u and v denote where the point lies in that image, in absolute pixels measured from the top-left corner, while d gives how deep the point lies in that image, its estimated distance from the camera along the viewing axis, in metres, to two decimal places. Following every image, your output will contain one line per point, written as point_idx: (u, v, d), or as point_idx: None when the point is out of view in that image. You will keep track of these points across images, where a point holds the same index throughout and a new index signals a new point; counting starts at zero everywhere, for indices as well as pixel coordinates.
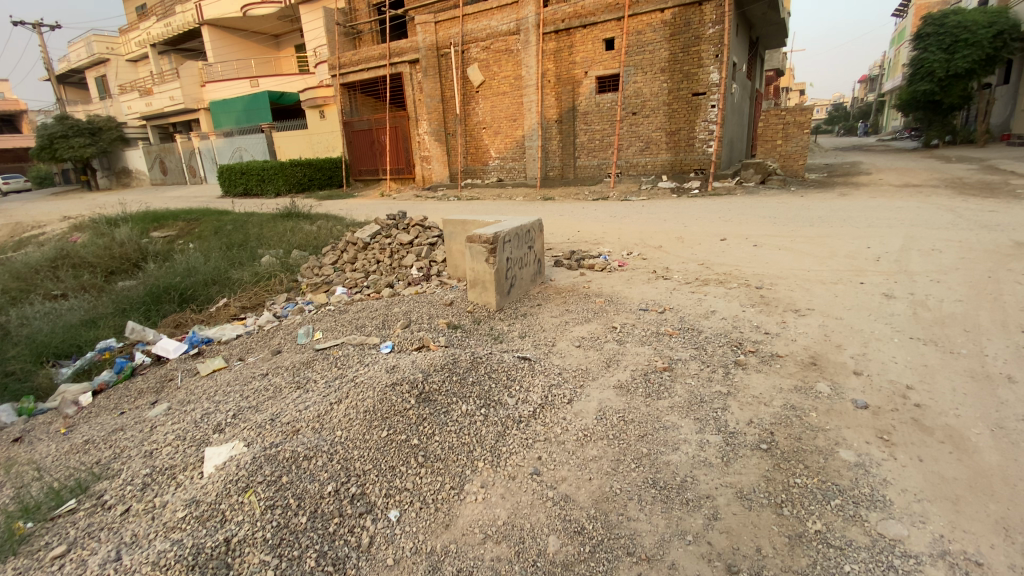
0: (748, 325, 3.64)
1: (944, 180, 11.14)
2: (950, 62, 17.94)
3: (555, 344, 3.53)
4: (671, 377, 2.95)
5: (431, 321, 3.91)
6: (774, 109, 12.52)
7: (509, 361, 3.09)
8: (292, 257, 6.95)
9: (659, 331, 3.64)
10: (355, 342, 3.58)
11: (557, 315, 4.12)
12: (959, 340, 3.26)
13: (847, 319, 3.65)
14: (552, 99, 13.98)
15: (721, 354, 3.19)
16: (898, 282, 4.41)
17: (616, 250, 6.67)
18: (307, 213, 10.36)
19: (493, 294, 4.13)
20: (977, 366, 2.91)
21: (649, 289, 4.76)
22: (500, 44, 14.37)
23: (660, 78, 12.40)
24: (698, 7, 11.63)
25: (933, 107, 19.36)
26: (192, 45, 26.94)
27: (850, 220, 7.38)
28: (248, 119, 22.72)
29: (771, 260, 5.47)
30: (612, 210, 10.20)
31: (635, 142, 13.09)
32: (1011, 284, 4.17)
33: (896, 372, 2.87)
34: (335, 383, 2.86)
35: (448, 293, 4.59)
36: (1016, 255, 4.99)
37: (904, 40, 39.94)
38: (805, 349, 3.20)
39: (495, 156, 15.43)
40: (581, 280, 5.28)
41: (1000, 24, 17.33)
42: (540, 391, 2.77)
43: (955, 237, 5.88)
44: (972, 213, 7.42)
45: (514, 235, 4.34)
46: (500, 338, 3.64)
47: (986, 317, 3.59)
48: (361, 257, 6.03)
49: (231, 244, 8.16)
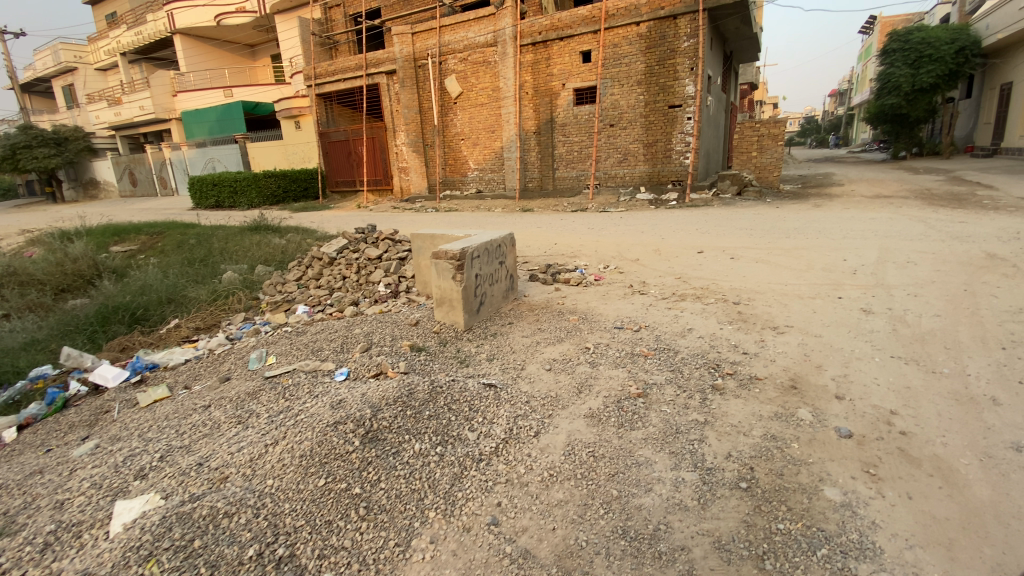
0: (725, 344, 3.48)
1: (915, 191, 11.33)
2: (915, 77, 18.45)
3: (524, 366, 3.32)
4: (644, 404, 2.76)
5: (393, 343, 3.66)
6: (748, 122, 12.63)
7: (473, 389, 2.87)
8: (256, 273, 6.62)
9: (634, 352, 3.46)
10: (307, 369, 3.32)
11: (528, 335, 3.91)
12: (940, 358, 3.15)
13: (826, 337, 3.52)
14: (530, 111, 13.90)
15: (697, 377, 3.01)
16: (875, 296, 4.32)
17: (592, 263, 6.53)
18: (276, 226, 10.02)
19: (460, 313, 3.89)
20: (961, 387, 2.79)
21: (625, 305, 4.59)
22: (477, 55, 14.30)
23: (636, 90, 12.43)
24: (672, 21, 11.70)
25: (900, 120, 19.89)
26: (164, 54, 26.37)
27: (826, 232, 7.36)
28: (221, 129, 22.22)
29: (749, 273, 5.36)
30: (589, 222, 10.09)
31: (613, 154, 13.07)
32: (987, 297, 4.12)
33: (879, 395, 2.72)
34: (278, 418, 2.61)
35: (414, 312, 4.35)
36: (990, 267, 4.97)
37: (871, 56, 41.31)
38: (784, 370, 3.05)
39: (474, 167, 15.29)
40: (556, 295, 5.09)
41: (962, 40, 17.93)
42: (505, 422, 2.56)
43: (929, 249, 5.87)
44: (943, 224, 7.48)
45: (483, 251, 4.12)
46: (466, 361, 3.42)
47: (966, 333, 3.50)
48: (326, 273, 5.75)
49: (193, 259, 7.80)
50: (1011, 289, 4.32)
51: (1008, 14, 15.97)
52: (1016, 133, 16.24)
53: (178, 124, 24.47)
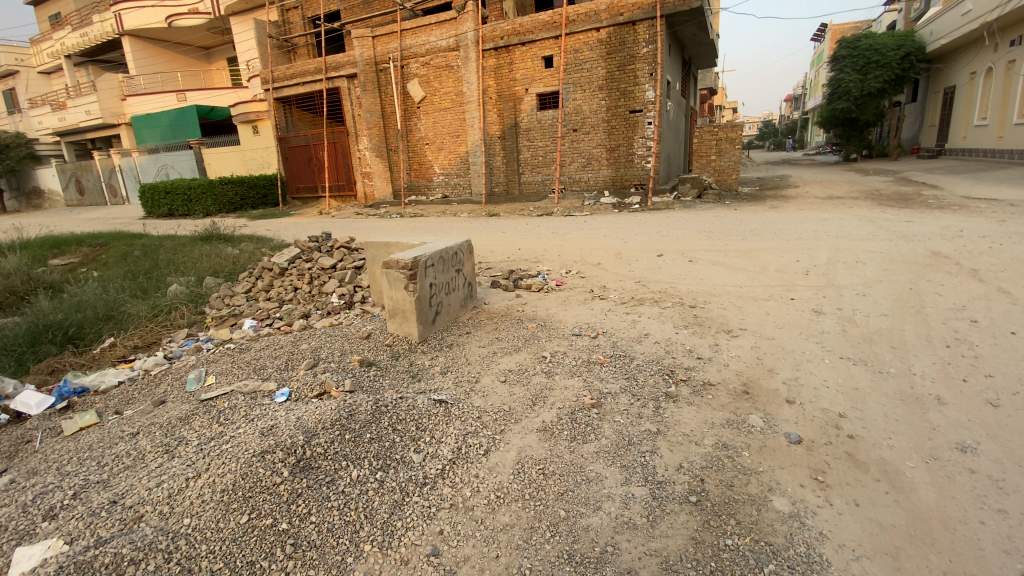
0: (681, 349, 3.46)
1: (865, 192, 11.78)
2: (863, 82, 19.30)
3: (478, 379, 3.20)
4: (598, 415, 2.69)
5: (342, 359, 3.51)
6: (707, 126, 12.91)
7: (421, 405, 2.75)
8: (204, 286, 6.28)
9: (590, 360, 3.39)
10: (246, 391, 3.15)
11: (485, 345, 3.79)
12: (888, 358, 3.20)
13: (778, 339, 3.54)
14: (494, 115, 13.83)
15: (652, 385, 2.97)
16: (827, 296, 4.40)
17: (555, 268, 6.48)
18: (229, 235, 9.60)
19: (414, 325, 3.75)
20: (906, 388, 2.83)
21: (584, 311, 4.54)
22: (440, 59, 14.16)
23: (598, 95, 12.53)
24: (631, 27, 11.85)
25: (851, 124, 20.78)
26: (111, 56, 25.18)
27: (782, 233, 7.54)
28: (174, 134, 21.34)
29: (706, 276, 5.41)
30: (554, 226, 10.07)
31: (577, 159, 13.14)
32: (931, 296, 4.25)
33: (829, 398, 2.74)
34: (208, 446, 2.43)
35: (366, 324, 4.18)
36: (934, 266, 5.15)
37: (822, 62, 43.09)
38: (737, 375, 3.04)
39: (439, 172, 15.12)
40: (516, 302, 5.00)
41: (906, 47, 18.79)
42: (453, 440, 2.44)
43: (879, 249, 6.05)
44: (892, 224, 7.77)
45: (437, 259, 3.99)
46: (418, 376, 3.28)
47: (911, 331, 3.58)
48: (277, 284, 5.53)
49: (138, 271, 7.36)
50: (953, 286, 4.48)
51: (949, 21, 16.79)
52: (958, 135, 17.12)
53: (128, 129, 23.39)
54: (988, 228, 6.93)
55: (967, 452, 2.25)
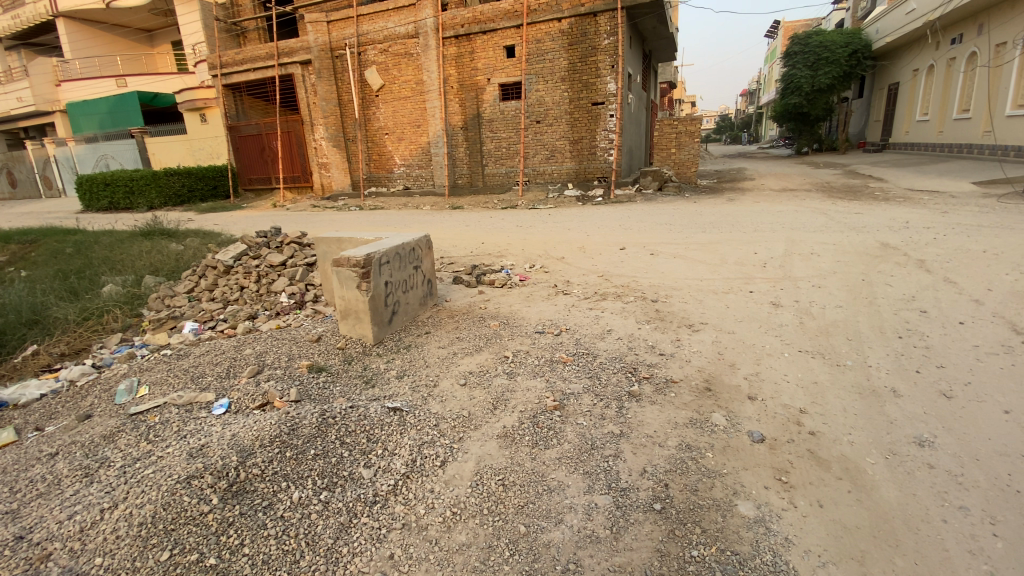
0: (643, 345, 3.41)
1: (817, 184, 12.20)
2: (814, 78, 20.00)
3: (436, 382, 3.05)
4: (561, 418, 2.59)
5: (289, 365, 3.29)
6: (667, 119, 13.05)
7: (372, 414, 2.58)
8: (143, 286, 5.84)
9: (553, 358, 3.29)
10: (181, 403, 2.91)
11: (445, 345, 3.63)
12: (844, 350, 3.24)
13: (739, 333, 3.53)
14: (456, 106, 13.54)
15: (615, 384, 2.89)
16: (783, 288, 4.46)
17: (518, 263, 6.36)
18: (173, 231, 9.02)
19: (369, 326, 3.55)
20: (863, 380, 2.87)
21: (547, 307, 4.44)
22: (399, 47, 13.73)
23: (560, 87, 12.42)
24: (592, 18, 11.78)
25: (803, 118, 21.53)
26: (40, 37, 23.29)
27: (741, 225, 7.67)
28: (113, 122, 19.98)
29: (667, 270, 5.41)
30: (517, 219, 9.95)
31: (540, 151, 13.03)
32: (882, 286, 4.37)
33: (789, 393, 2.73)
34: (131, 469, 2.20)
35: (317, 326, 3.94)
36: (883, 256, 5.33)
37: (776, 58, 44.53)
38: (699, 371, 3.00)
39: (400, 163, 14.71)
40: (478, 299, 4.85)
41: (854, 44, 19.53)
42: (407, 451, 2.30)
43: (831, 240, 6.22)
44: (843, 216, 8.02)
45: (393, 256, 3.79)
46: (372, 382, 3.10)
47: (866, 323, 3.65)
48: (222, 283, 5.19)
49: (68, 269, 6.78)
50: (903, 277, 4.62)
51: (894, 20, 17.51)
52: (901, 129, 17.97)
53: (62, 117, 21.75)
54: (931, 219, 7.24)
55: (924, 446, 2.28)
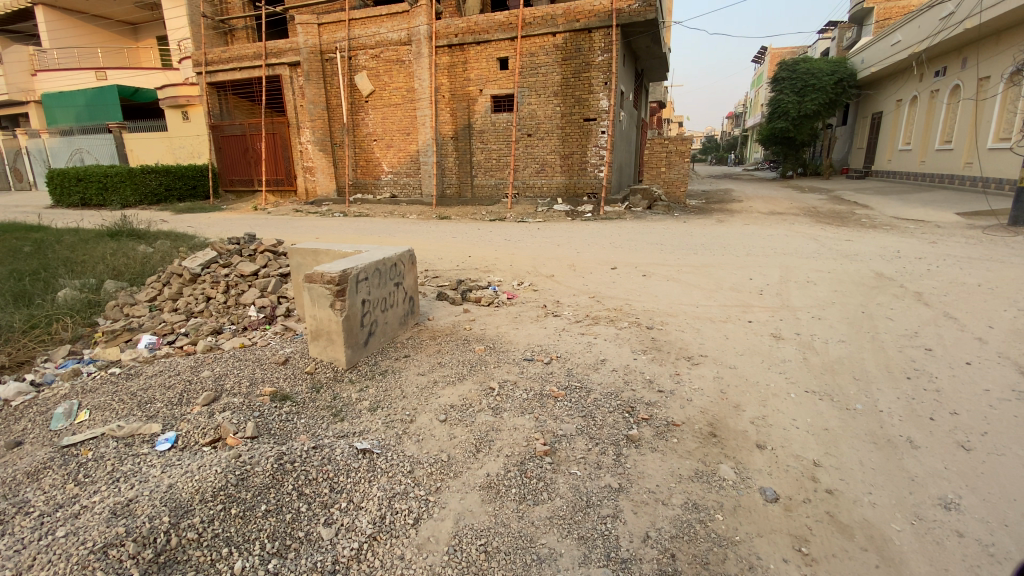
0: (640, 380, 3.16)
1: (804, 208, 12.24)
2: (801, 104, 20.33)
3: (412, 418, 2.74)
4: (552, 466, 2.32)
5: (250, 393, 2.98)
6: (658, 138, 13.02)
7: (337, 457, 2.28)
8: (103, 292, 5.42)
9: (543, 392, 3.01)
10: (123, 435, 2.57)
11: (425, 372, 3.33)
12: (852, 392, 3.03)
13: (740, 369, 3.32)
14: (446, 115, 13.33)
15: (611, 425, 2.63)
16: (782, 319, 4.28)
17: (506, 279, 6.11)
18: (142, 232, 8.56)
19: (341, 348, 3.25)
20: (876, 427, 2.66)
21: (536, 330, 4.18)
22: (391, 53, 13.52)
23: (553, 101, 12.31)
24: (587, 34, 11.72)
25: (789, 142, 21.83)
26: (20, 27, 22.56)
27: (733, 248, 7.55)
28: (90, 115, 19.32)
29: (661, 293, 5.21)
30: (505, 233, 9.72)
31: (531, 164, 12.86)
32: (883, 320, 4.21)
33: (801, 442, 2.50)
34: (44, 524, 1.86)
35: (285, 346, 3.62)
36: (879, 287, 5.20)
37: (762, 83, 45.60)
38: (701, 413, 2.76)
39: (388, 170, 14.41)
40: (462, 319, 4.56)
41: (840, 73, 19.93)
42: (375, 505, 2.02)
43: (826, 268, 6.08)
44: (833, 242, 7.96)
45: (372, 272, 3.50)
46: (341, 415, 2.79)
47: (871, 360, 3.46)
48: (187, 293, 4.85)
49: (21, 269, 6.30)
50: (903, 310, 4.48)
51: (880, 50, 17.89)
52: (884, 158, 18.31)
53: (37, 108, 20.96)
54: (921, 249, 7.20)
55: (951, 510, 2.07)
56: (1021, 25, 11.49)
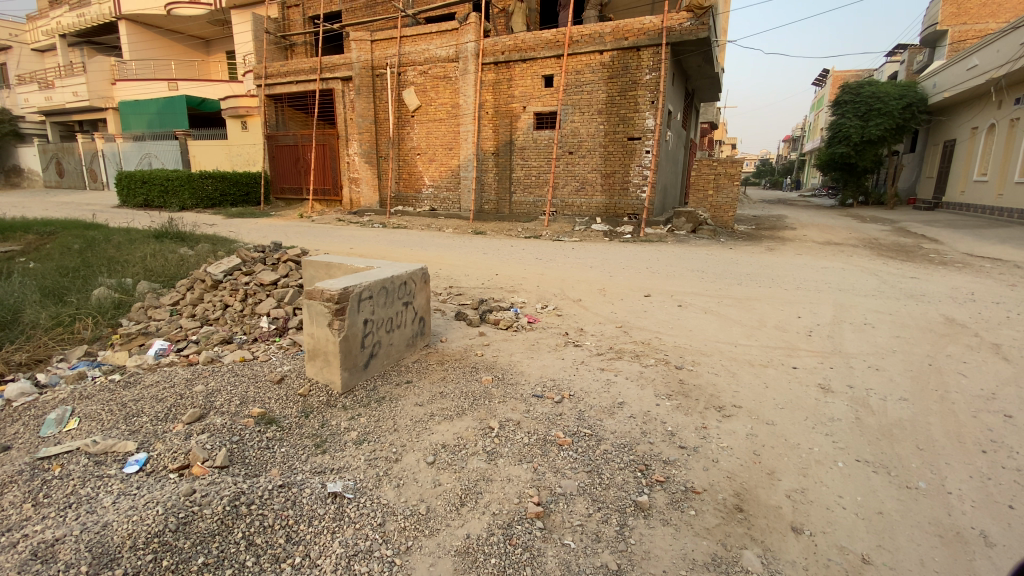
0: (660, 431, 2.79)
1: (863, 240, 11.36)
2: (864, 129, 19.09)
3: (398, 457, 2.49)
4: (543, 533, 2.01)
5: (237, 414, 2.83)
6: (706, 159, 12.50)
7: (302, 500, 2.07)
8: (133, 292, 5.52)
9: (546, 438, 2.69)
10: (97, 451, 2.46)
11: (424, 402, 3.07)
12: (915, 465, 2.56)
13: (778, 426, 2.89)
14: (489, 131, 13.32)
15: (620, 485, 2.30)
16: (833, 367, 3.79)
17: (530, 301, 5.84)
18: (186, 234, 8.84)
19: (336, 371, 3.04)
20: (945, 515, 2.19)
21: (553, 361, 3.87)
22: (438, 70, 13.69)
23: (597, 119, 12.06)
24: (635, 52, 11.45)
25: (849, 169, 20.61)
26: (107, 40, 24.48)
27: (780, 280, 6.98)
28: (160, 122, 20.65)
29: (695, 327, 4.80)
30: (538, 251, 9.48)
31: (571, 182, 12.61)
32: (954, 376, 3.65)
33: (847, 529, 2.08)
34: None
35: (284, 363, 3.47)
36: (951, 336, 4.57)
37: (823, 106, 43.76)
38: (728, 480, 2.37)
39: (429, 183, 14.49)
40: (476, 343, 4.29)
41: (909, 97, 18.72)
42: (330, 564, 1.77)
43: (887, 309, 5.46)
44: (895, 279, 7.24)
45: (378, 290, 3.30)
46: (324, 446, 2.58)
47: (938, 427, 2.94)
48: (207, 299, 4.84)
49: (66, 266, 6.56)
50: (978, 365, 3.87)
51: (954, 74, 16.68)
52: (956, 189, 16.95)
53: (114, 114, 22.54)
54: (999, 292, 6.41)
55: None
56: None
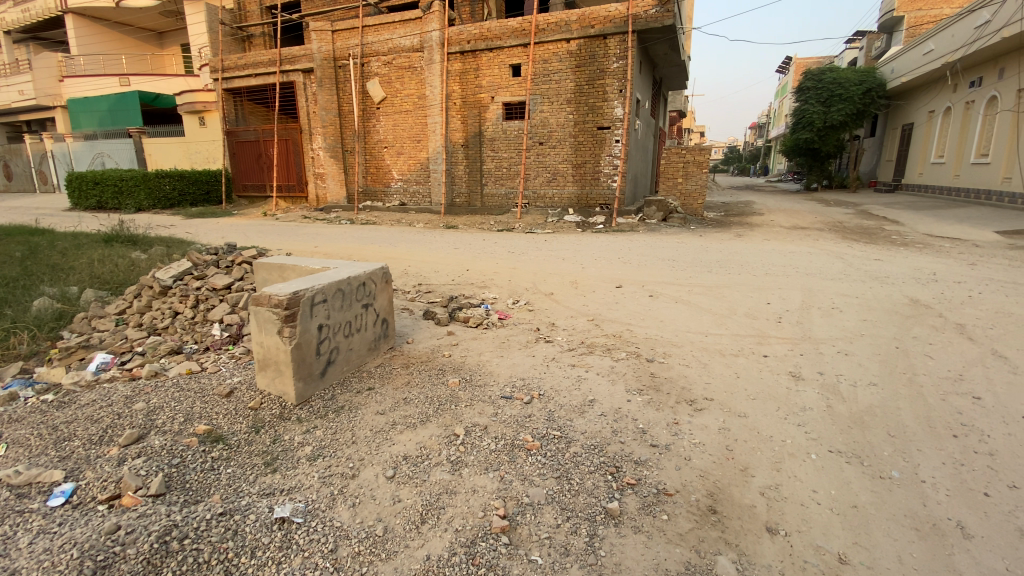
0: (632, 429, 2.70)
1: (829, 223, 11.57)
2: (826, 114, 19.51)
3: (355, 472, 2.33)
4: (508, 549, 1.88)
5: (180, 433, 2.63)
6: (675, 147, 12.51)
7: (246, 529, 1.91)
8: (78, 302, 5.17)
9: (514, 442, 2.56)
10: (17, 483, 2.23)
11: (385, 410, 2.90)
12: (887, 454, 2.52)
13: (751, 418, 2.83)
14: (457, 122, 13.04)
15: (589, 490, 2.19)
16: (804, 354, 3.77)
17: (501, 297, 5.69)
18: (139, 237, 8.37)
19: (289, 381, 2.84)
20: (919, 506, 2.16)
21: (522, 359, 3.75)
22: (403, 60, 13.33)
23: (566, 109, 11.93)
24: (602, 40, 11.33)
25: (813, 154, 21.04)
26: (51, 35, 23.19)
27: (750, 266, 7.01)
28: (112, 120, 19.67)
29: (667, 318, 4.74)
30: (510, 244, 9.34)
31: (542, 173, 12.47)
32: (921, 358, 3.67)
33: (823, 527, 2.02)
34: None
35: (233, 374, 3.25)
36: (916, 317, 4.63)
37: (787, 93, 44.61)
38: (700, 478, 2.29)
39: (398, 177, 14.15)
40: (444, 343, 4.12)
41: (868, 82, 19.17)
42: None
43: (853, 293, 5.51)
44: (860, 262, 7.36)
45: (334, 293, 3.10)
46: (274, 465, 2.40)
47: (908, 412, 2.93)
48: (156, 307, 4.55)
49: (5, 276, 6.12)
50: (943, 346, 3.91)
51: (911, 59, 17.11)
52: (914, 171, 17.46)
53: (62, 113, 21.37)
54: (959, 272, 6.55)
55: None
56: None
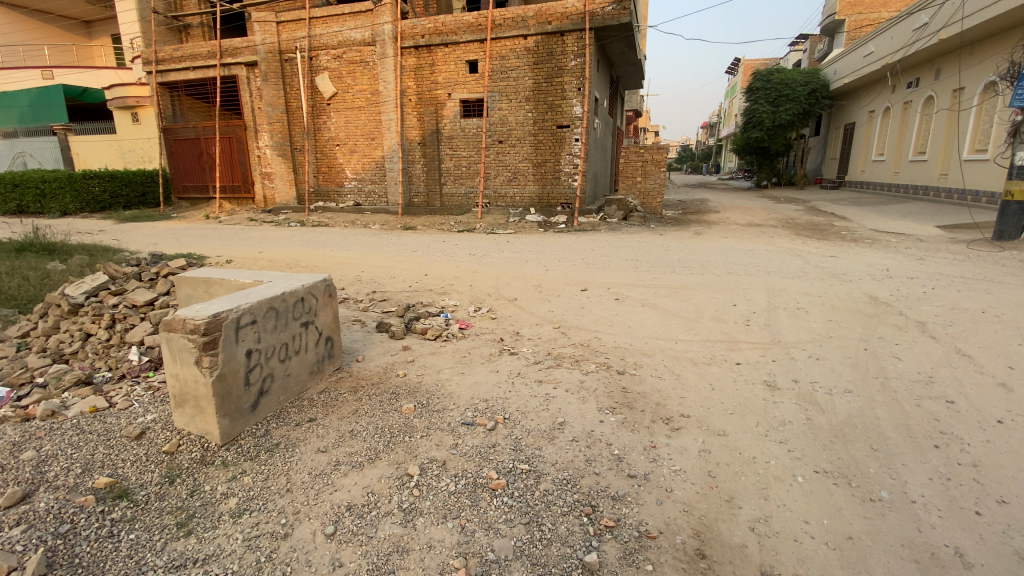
0: (606, 456, 2.45)
1: (782, 220, 11.83)
2: (775, 114, 20.14)
3: (288, 531, 1.97)
4: None
5: (75, 488, 2.18)
6: (633, 146, 12.48)
7: None
8: None
9: (476, 481, 2.25)
10: None
11: (327, 446, 2.53)
12: (874, 471, 2.37)
13: (731, 437, 2.64)
14: (413, 120, 12.58)
15: (564, 538, 1.92)
16: (775, 359, 3.64)
17: (462, 304, 5.36)
18: (57, 245, 7.52)
19: (212, 420, 2.44)
20: (915, 533, 1.99)
21: (485, 376, 3.44)
22: (354, 54, 12.72)
23: (525, 107, 11.67)
24: (559, 37, 11.13)
25: (763, 152, 21.71)
26: None
27: (713, 265, 6.96)
28: (33, 115, 17.99)
29: (634, 323, 4.55)
30: (471, 245, 9.00)
31: (502, 172, 12.19)
32: (891, 360, 3.61)
33: (820, 567, 1.82)
34: None
35: (147, 411, 2.80)
36: (879, 316, 4.62)
37: (737, 94, 46.10)
38: (685, 514, 2.06)
39: (351, 177, 13.53)
40: (398, 360, 3.76)
41: (814, 83, 19.87)
42: None
43: (815, 291, 5.50)
44: (817, 258, 7.45)
45: (264, 312, 2.69)
46: (188, 526, 1.99)
47: (887, 421, 2.81)
48: (64, 328, 3.97)
49: None
50: (909, 346, 3.88)
51: (853, 60, 17.83)
52: (857, 169, 18.23)
53: None
54: (910, 267, 6.71)
55: None
56: (998, 36, 11.24)
